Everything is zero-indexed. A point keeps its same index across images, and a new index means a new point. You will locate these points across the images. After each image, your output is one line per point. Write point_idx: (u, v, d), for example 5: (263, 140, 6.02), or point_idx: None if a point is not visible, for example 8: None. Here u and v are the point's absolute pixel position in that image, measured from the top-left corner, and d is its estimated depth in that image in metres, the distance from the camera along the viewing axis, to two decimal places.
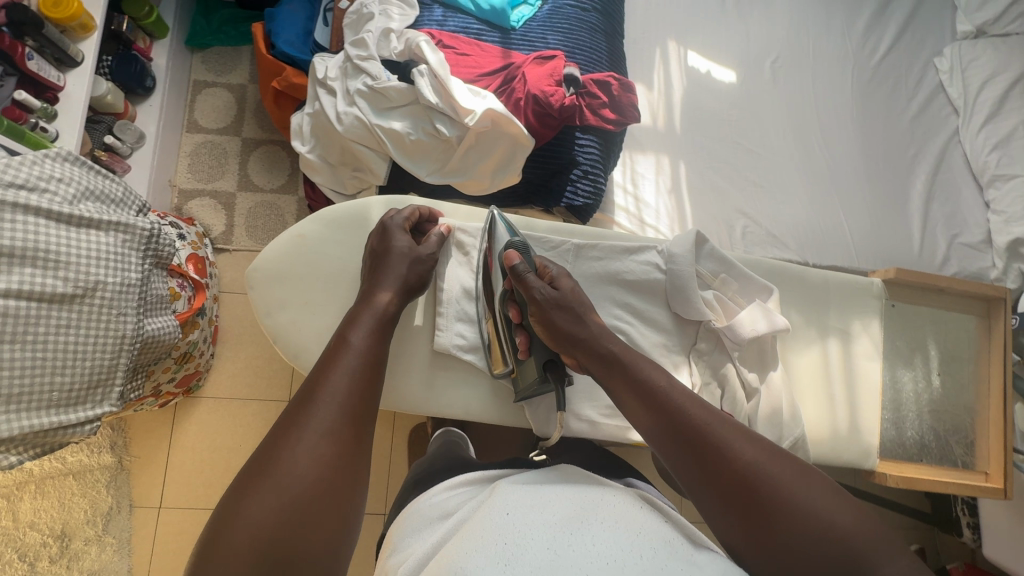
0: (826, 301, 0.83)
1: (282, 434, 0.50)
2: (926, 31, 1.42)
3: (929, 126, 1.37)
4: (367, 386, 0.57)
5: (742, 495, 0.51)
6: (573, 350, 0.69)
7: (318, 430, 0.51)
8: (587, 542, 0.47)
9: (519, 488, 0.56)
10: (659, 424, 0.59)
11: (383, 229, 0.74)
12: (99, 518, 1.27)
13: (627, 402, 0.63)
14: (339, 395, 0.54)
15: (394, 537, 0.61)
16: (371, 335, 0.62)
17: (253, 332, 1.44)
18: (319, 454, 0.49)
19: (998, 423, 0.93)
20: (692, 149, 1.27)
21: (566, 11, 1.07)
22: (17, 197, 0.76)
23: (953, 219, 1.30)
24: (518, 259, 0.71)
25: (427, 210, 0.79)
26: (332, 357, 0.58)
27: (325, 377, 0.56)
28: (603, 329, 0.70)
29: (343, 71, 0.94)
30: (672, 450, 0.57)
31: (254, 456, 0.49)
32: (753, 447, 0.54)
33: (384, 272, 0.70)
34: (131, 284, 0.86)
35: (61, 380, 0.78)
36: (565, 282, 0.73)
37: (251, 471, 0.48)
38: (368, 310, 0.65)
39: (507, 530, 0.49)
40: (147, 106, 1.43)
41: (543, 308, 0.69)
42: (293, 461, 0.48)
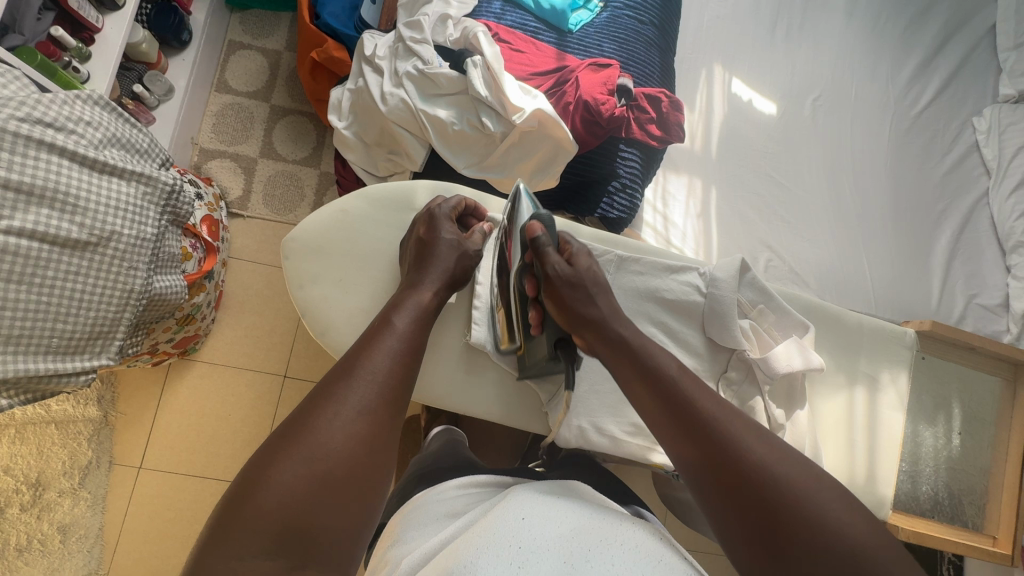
0: (857, 347, 0.83)
1: (319, 402, 0.51)
2: (968, 88, 1.42)
3: (961, 183, 1.37)
4: (406, 369, 0.58)
5: (754, 499, 0.50)
6: (584, 331, 0.67)
7: (356, 406, 0.51)
8: (606, 562, 0.45)
9: (538, 497, 0.55)
10: (669, 416, 0.58)
11: (430, 217, 0.72)
12: (76, 471, 1.24)
13: (635, 390, 0.62)
14: (379, 375, 0.55)
15: (396, 531, 0.59)
16: (415, 321, 0.62)
17: (259, 302, 1.42)
18: (353, 431, 0.50)
19: (1011, 491, 0.92)
20: (724, 176, 1.26)
21: (624, 21, 1.05)
22: (44, 134, 0.73)
23: (974, 279, 1.30)
24: (540, 231, 0.69)
25: (473, 203, 0.78)
26: (375, 336, 0.58)
27: (366, 354, 0.56)
28: (617, 312, 0.68)
29: (393, 50, 0.92)
30: (683, 443, 0.56)
31: (289, 418, 0.50)
32: (768, 449, 0.53)
33: (434, 261, 0.69)
34: (146, 238, 0.84)
35: (63, 328, 0.76)
36: (582, 259, 0.71)
37: (285, 434, 0.49)
38: (414, 296, 0.65)
39: (523, 536, 0.47)
40: (180, 60, 1.41)
41: (554, 286, 0.67)
42: (328, 432, 0.49)
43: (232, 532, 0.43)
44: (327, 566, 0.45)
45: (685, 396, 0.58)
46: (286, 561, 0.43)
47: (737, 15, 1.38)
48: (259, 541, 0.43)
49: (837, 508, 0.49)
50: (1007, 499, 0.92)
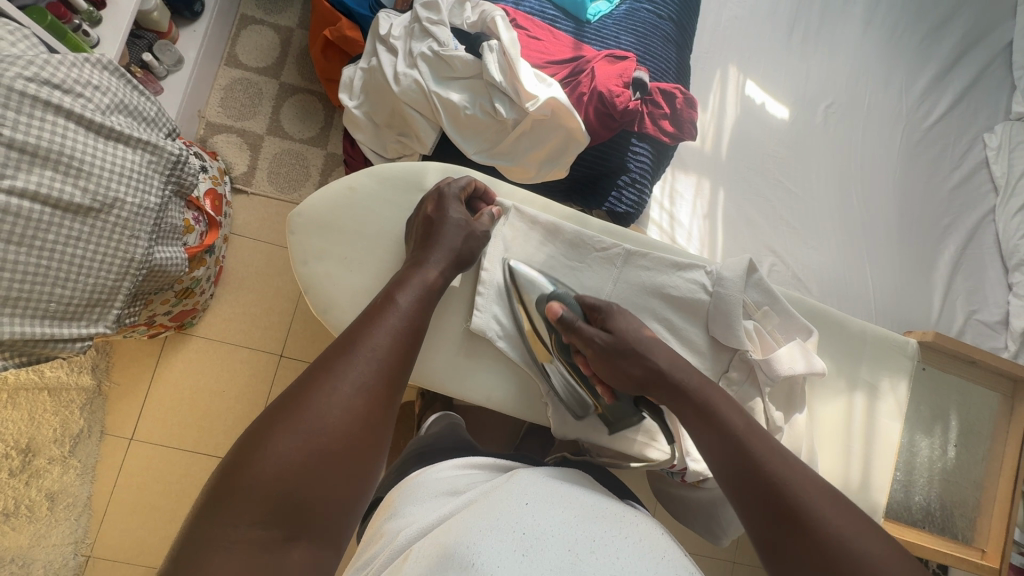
0: (860, 353, 0.83)
1: (318, 376, 0.51)
2: (981, 104, 1.42)
3: (969, 198, 1.37)
4: (406, 348, 0.57)
5: (810, 552, 0.50)
6: (647, 390, 0.69)
7: (354, 382, 0.51)
8: (610, 553, 0.44)
9: (542, 481, 0.55)
10: (726, 460, 0.59)
11: (439, 196, 0.72)
12: (67, 439, 1.23)
13: (694, 429, 0.64)
14: (379, 353, 0.54)
15: (394, 503, 0.60)
16: (418, 301, 0.62)
17: (258, 280, 1.41)
18: (351, 407, 0.49)
19: (1002, 505, 0.92)
20: (733, 178, 1.25)
21: (642, 15, 1.05)
22: (49, 95, 0.72)
23: (975, 295, 1.30)
24: (559, 309, 0.71)
25: (483, 187, 0.77)
26: (377, 315, 0.58)
27: (367, 331, 0.55)
28: (674, 361, 0.69)
29: (408, 31, 0.91)
30: (738, 486, 0.57)
31: (288, 389, 0.50)
32: (830, 504, 0.52)
33: (441, 239, 0.68)
34: (149, 207, 0.83)
35: (61, 293, 0.75)
36: (619, 318, 0.72)
37: (283, 406, 0.48)
38: (419, 276, 0.64)
39: (527, 522, 0.46)
40: (191, 32, 1.39)
41: (603, 360, 0.70)
42: (326, 407, 0.48)
43: (227, 500, 0.42)
44: (318, 538, 0.44)
45: (742, 440, 0.60)
46: (278, 532, 0.43)
47: (755, 17, 1.37)
48: (252, 510, 0.42)
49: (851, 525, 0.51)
50: (997, 512, 0.93)
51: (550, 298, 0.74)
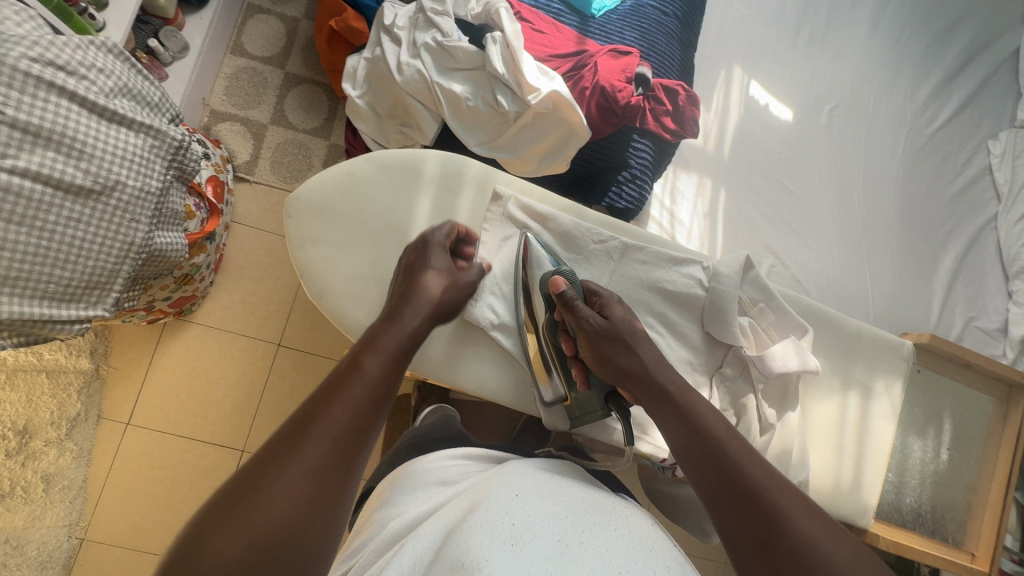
0: (855, 353, 0.83)
1: (266, 461, 0.45)
2: (986, 110, 1.42)
3: (971, 205, 1.37)
4: (372, 418, 0.51)
5: (778, 552, 0.50)
6: (626, 382, 0.68)
7: (304, 466, 0.45)
8: (599, 546, 0.44)
9: (532, 473, 0.55)
10: (702, 461, 0.59)
11: (422, 243, 0.70)
12: (64, 422, 1.24)
13: (671, 432, 0.64)
14: (338, 427, 0.48)
15: (386, 494, 0.60)
16: (388, 366, 0.56)
17: (258, 268, 1.41)
18: (298, 496, 0.44)
19: (994, 510, 0.92)
20: (735, 178, 1.25)
21: (647, 11, 1.05)
22: (53, 76, 0.72)
23: (975, 302, 1.30)
24: (565, 285, 0.70)
25: (466, 230, 0.75)
26: (340, 384, 0.52)
27: (326, 405, 0.49)
28: (659, 363, 0.69)
29: (412, 21, 0.91)
30: (712, 488, 0.57)
31: (234, 476, 0.45)
32: (801, 507, 0.53)
33: (418, 291, 0.64)
34: (150, 191, 0.83)
35: (60, 275, 0.75)
36: (616, 309, 0.71)
37: (223, 502, 0.42)
38: (391, 336, 0.58)
39: (515, 511, 0.46)
40: (197, 19, 1.40)
41: (593, 344, 0.68)
42: (270, 499, 0.43)
43: None
44: None
45: (719, 442, 0.60)
46: None
47: (761, 17, 1.37)
48: None
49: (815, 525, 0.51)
50: (988, 517, 0.93)
51: (556, 274, 0.73)
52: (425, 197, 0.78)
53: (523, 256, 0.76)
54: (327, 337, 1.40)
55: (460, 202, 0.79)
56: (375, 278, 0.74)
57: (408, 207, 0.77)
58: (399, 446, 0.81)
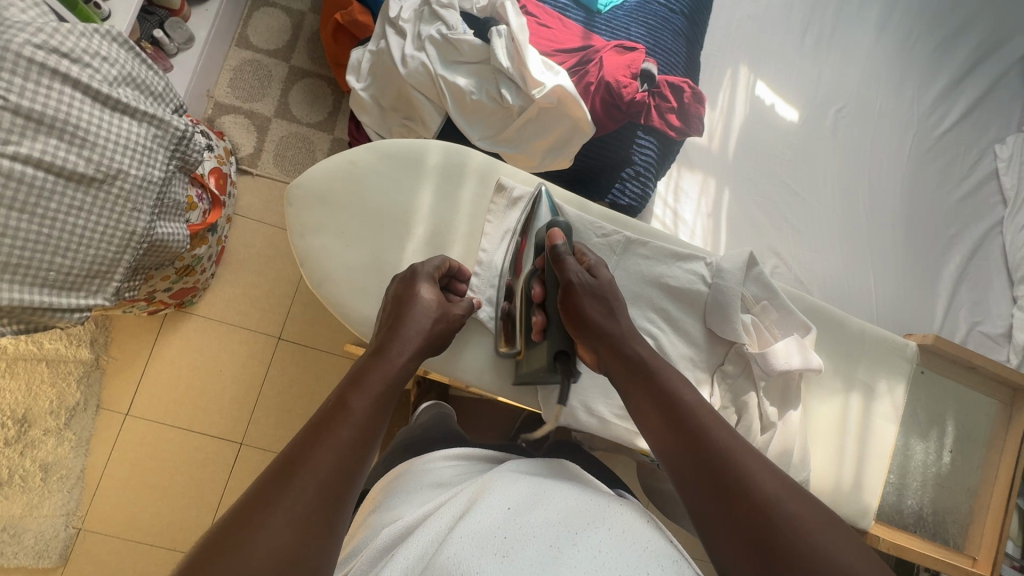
0: (858, 354, 0.82)
1: (245, 513, 0.41)
2: (993, 114, 1.41)
3: (977, 209, 1.36)
4: (361, 464, 0.47)
5: (746, 517, 0.47)
6: (597, 344, 0.66)
7: (286, 516, 0.41)
8: (590, 546, 0.43)
9: (524, 480, 0.54)
10: (671, 433, 0.56)
11: (411, 275, 0.67)
12: (63, 411, 1.24)
13: (639, 406, 0.61)
14: (323, 472, 0.44)
15: (381, 497, 0.60)
16: (378, 404, 0.52)
17: (260, 261, 1.41)
18: (279, 549, 0.39)
19: (996, 514, 0.91)
20: (739, 178, 1.24)
21: (654, 7, 1.04)
22: (56, 63, 0.71)
23: (979, 306, 1.29)
24: (561, 240, 0.70)
25: (458, 266, 0.73)
26: (326, 425, 0.48)
27: (310, 449, 0.45)
28: (635, 335, 0.67)
29: (417, 13, 0.91)
30: (679, 459, 0.55)
31: (209, 531, 0.40)
32: (771, 474, 0.50)
33: (405, 326, 0.61)
34: (153, 181, 0.83)
35: (62, 263, 0.75)
36: (603, 272, 0.71)
37: (195, 564, 0.38)
38: (380, 373, 0.55)
39: (507, 522, 0.46)
40: (203, 11, 1.40)
41: (576, 293, 0.67)
42: (248, 554, 0.38)
43: None
44: None
45: (689, 411, 0.57)
46: None
47: (768, 17, 1.36)
48: None
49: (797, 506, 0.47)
50: (990, 521, 0.92)
51: (552, 226, 0.73)
52: (427, 188, 0.77)
53: (530, 211, 0.77)
54: (327, 330, 1.40)
55: (462, 193, 0.78)
56: (376, 269, 0.74)
57: (410, 198, 0.77)
58: (395, 443, 0.81)
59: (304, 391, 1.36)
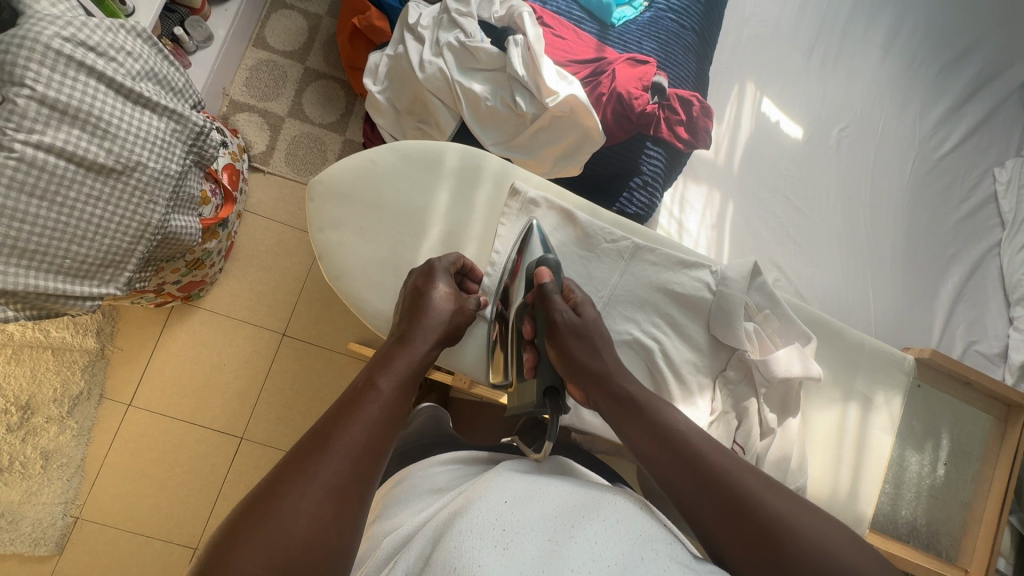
0: (857, 365, 0.84)
1: (284, 482, 0.42)
2: (992, 138, 1.44)
3: (975, 230, 1.38)
4: (390, 439, 0.49)
5: (751, 532, 0.49)
6: (585, 383, 0.67)
7: (323, 485, 0.43)
8: (589, 538, 0.44)
9: (521, 475, 0.55)
10: (665, 457, 0.57)
11: (429, 269, 0.69)
12: (66, 400, 1.25)
13: (631, 434, 0.62)
14: (356, 447, 0.46)
15: (383, 505, 0.61)
16: (402, 385, 0.54)
17: (268, 258, 1.43)
18: (318, 515, 0.41)
19: (988, 527, 0.93)
20: (744, 192, 1.26)
21: (665, 23, 1.07)
22: (83, 56, 0.73)
23: (975, 326, 1.31)
24: (548, 278, 0.71)
25: (470, 264, 0.75)
26: (354, 402, 0.49)
27: (341, 424, 0.47)
28: (621, 368, 0.67)
29: (436, 21, 0.94)
30: (676, 484, 0.55)
31: (248, 499, 0.42)
32: (761, 482, 0.53)
33: (426, 315, 0.63)
34: (169, 174, 0.84)
35: (77, 251, 0.77)
36: (589, 310, 0.71)
37: (233, 529, 0.39)
38: (403, 358, 0.57)
39: (506, 515, 0.46)
40: (223, 11, 1.43)
41: (559, 333, 0.68)
42: (289, 518, 0.40)
43: None
44: None
45: (680, 435, 0.58)
46: None
47: (775, 37, 1.39)
48: None
49: (798, 515, 0.50)
50: (983, 534, 0.93)
51: (540, 263, 0.74)
52: (443, 188, 0.79)
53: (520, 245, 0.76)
54: (332, 328, 1.41)
55: (478, 194, 0.80)
56: (389, 265, 0.76)
57: (427, 196, 0.79)
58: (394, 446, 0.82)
59: (307, 387, 1.37)
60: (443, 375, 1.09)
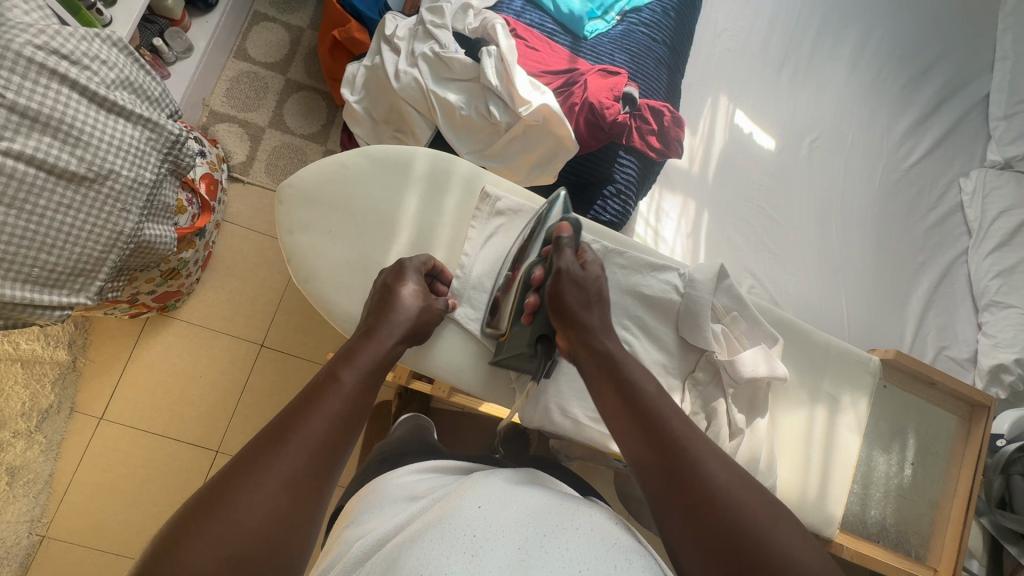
0: (824, 366, 0.85)
1: (241, 474, 0.42)
2: (957, 150, 1.48)
3: (943, 239, 1.42)
4: (352, 433, 0.49)
5: (714, 540, 0.47)
6: (572, 330, 0.67)
7: (279, 479, 0.43)
8: (561, 545, 0.44)
9: (496, 480, 0.53)
10: (643, 443, 0.56)
11: (399, 268, 0.70)
12: (36, 413, 1.20)
13: (610, 409, 0.61)
14: (316, 440, 0.46)
15: (352, 512, 0.59)
16: (366, 378, 0.54)
17: (246, 267, 1.42)
18: (273, 510, 0.41)
19: (955, 526, 0.94)
20: (718, 202, 1.29)
21: (637, 36, 1.11)
22: (56, 64, 0.73)
23: (946, 332, 1.33)
24: (567, 232, 0.73)
25: (440, 266, 0.76)
26: (316, 396, 0.49)
27: (300, 418, 0.47)
28: (609, 327, 0.68)
29: (412, 32, 0.95)
30: (651, 470, 0.54)
31: (202, 490, 0.41)
32: (736, 480, 0.51)
33: (393, 311, 0.63)
34: (143, 182, 0.84)
35: (46, 259, 0.75)
36: (595, 270, 0.72)
37: (184, 522, 0.39)
38: (369, 352, 0.57)
39: (478, 522, 0.45)
40: (203, 22, 1.44)
41: (561, 275, 0.68)
42: (243, 512, 0.40)
43: None
44: None
45: (663, 421, 0.56)
46: None
47: (746, 52, 1.43)
48: None
49: (767, 520, 0.48)
50: (951, 534, 0.94)
51: (563, 219, 0.76)
52: (413, 192, 0.80)
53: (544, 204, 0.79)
54: (311, 338, 1.40)
55: (448, 199, 0.81)
56: (360, 272, 0.76)
57: (396, 200, 0.79)
58: (373, 458, 0.81)
59: (284, 398, 1.35)
60: (422, 384, 1.09)
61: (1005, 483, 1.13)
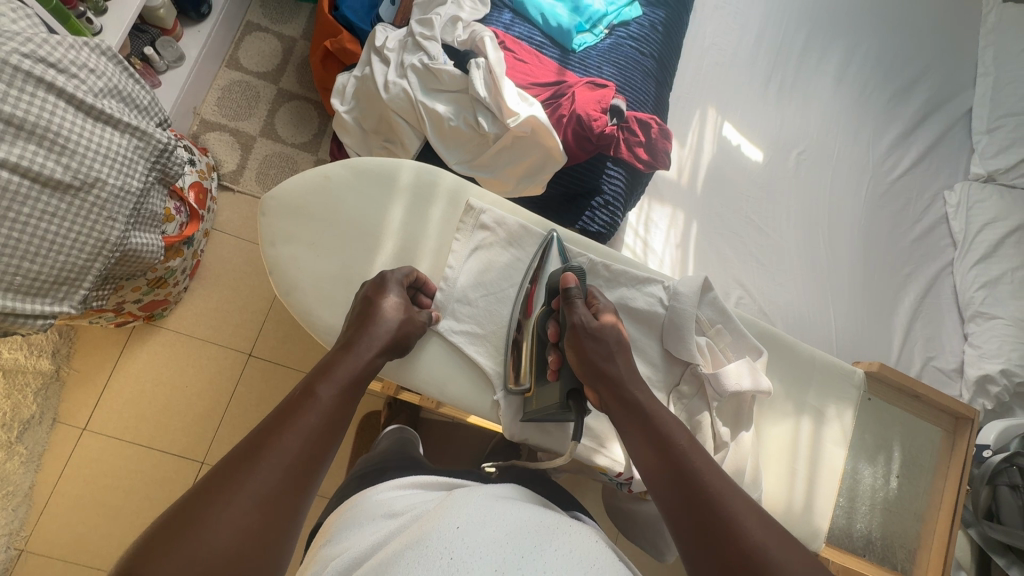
0: (809, 379, 0.86)
1: (212, 491, 0.41)
2: (941, 163, 1.50)
3: (928, 250, 1.43)
4: (327, 448, 0.49)
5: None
6: (597, 383, 0.68)
7: (252, 496, 0.42)
8: (538, 565, 0.43)
9: (479, 497, 0.53)
10: (673, 488, 0.57)
11: (382, 279, 0.69)
12: (16, 425, 1.18)
13: (642, 455, 0.62)
14: (291, 455, 0.46)
15: (332, 530, 0.58)
16: (343, 393, 0.54)
17: (235, 276, 1.41)
18: (245, 528, 0.40)
19: (941, 538, 0.94)
20: (706, 213, 1.30)
21: (625, 50, 1.12)
22: (44, 73, 0.72)
23: (932, 342, 1.34)
24: (573, 283, 0.73)
25: (424, 278, 0.76)
26: (292, 411, 0.49)
27: (275, 434, 0.47)
28: (634, 375, 0.69)
29: (402, 44, 0.96)
30: (680, 519, 0.55)
31: (173, 507, 0.40)
32: (765, 528, 0.50)
33: (373, 323, 0.64)
34: (130, 191, 0.83)
35: (30, 268, 0.75)
36: (609, 317, 0.73)
37: (152, 541, 0.38)
38: (347, 366, 0.57)
39: (457, 544, 0.44)
40: (195, 31, 1.44)
41: (578, 331, 0.69)
42: (214, 530, 0.39)
43: None
44: None
45: (696, 472, 0.57)
46: None
47: (734, 66, 1.46)
48: None
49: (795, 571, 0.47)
50: (937, 547, 0.95)
51: (566, 269, 0.76)
52: (398, 204, 0.80)
53: (543, 252, 0.80)
54: (299, 347, 1.39)
55: (432, 210, 0.81)
56: (345, 283, 0.76)
57: (381, 211, 0.79)
58: (358, 472, 0.80)
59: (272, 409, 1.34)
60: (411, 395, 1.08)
61: (992, 494, 1.14)
